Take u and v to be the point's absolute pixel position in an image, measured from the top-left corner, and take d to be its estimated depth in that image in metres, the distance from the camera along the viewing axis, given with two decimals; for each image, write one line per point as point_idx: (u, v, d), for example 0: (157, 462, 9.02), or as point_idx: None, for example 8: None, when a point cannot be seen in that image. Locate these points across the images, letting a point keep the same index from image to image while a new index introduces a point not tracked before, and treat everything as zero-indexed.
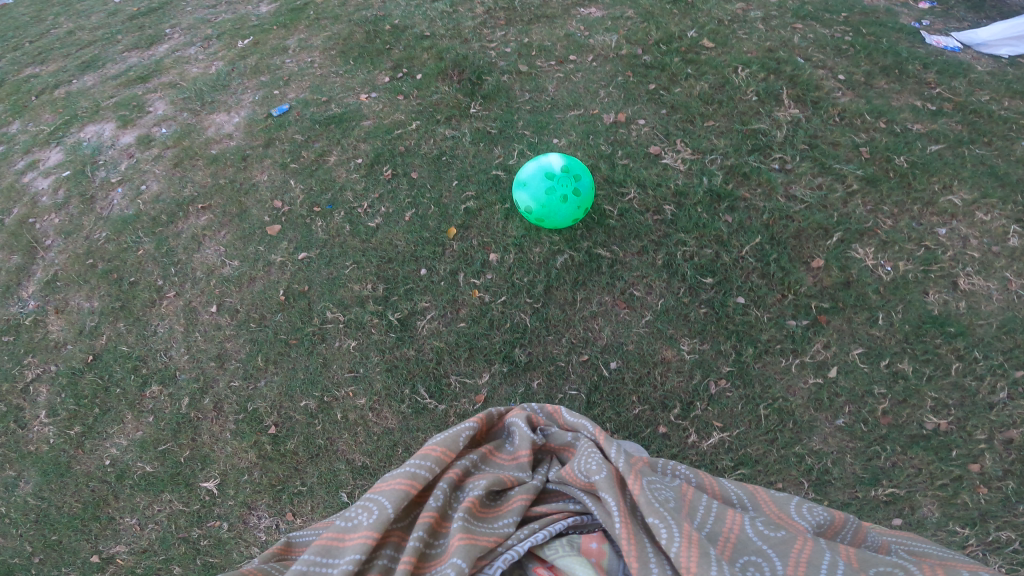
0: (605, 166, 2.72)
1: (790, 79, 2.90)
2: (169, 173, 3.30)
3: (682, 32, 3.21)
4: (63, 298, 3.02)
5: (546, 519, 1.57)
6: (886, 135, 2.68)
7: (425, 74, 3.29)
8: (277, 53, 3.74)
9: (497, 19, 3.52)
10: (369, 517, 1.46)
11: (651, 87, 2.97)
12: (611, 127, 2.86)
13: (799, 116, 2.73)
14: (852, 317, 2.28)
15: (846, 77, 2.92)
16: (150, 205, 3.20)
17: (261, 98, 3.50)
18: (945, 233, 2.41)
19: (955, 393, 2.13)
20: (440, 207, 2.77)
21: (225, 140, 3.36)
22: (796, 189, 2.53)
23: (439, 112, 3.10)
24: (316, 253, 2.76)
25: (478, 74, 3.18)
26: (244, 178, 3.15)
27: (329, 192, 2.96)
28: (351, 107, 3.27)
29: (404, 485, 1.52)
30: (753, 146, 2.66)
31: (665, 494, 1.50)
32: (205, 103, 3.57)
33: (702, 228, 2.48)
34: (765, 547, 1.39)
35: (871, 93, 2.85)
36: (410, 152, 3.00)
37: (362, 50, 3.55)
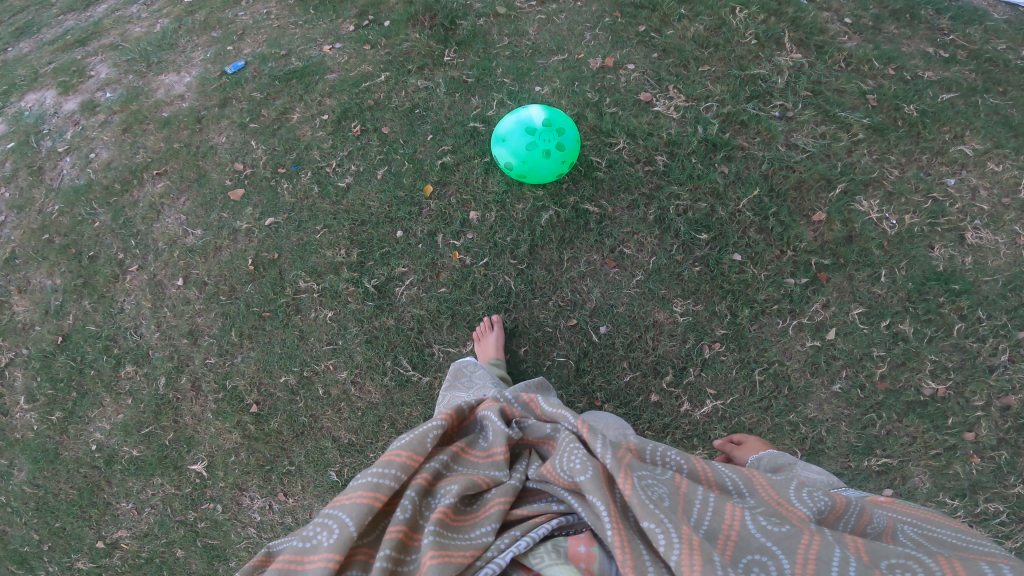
0: (592, 116, 2.52)
1: (792, 22, 2.58)
2: (119, 139, 3.13)
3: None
4: (24, 277, 2.84)
5: (528, 525, 1.41)
6: (895, 82, 2.43)
7: (393, 22, 2.97)
8: (228, 5, 3.39)
9: None
10: (329, 537, 1.27)
11: (640, 28, 2.68)
12: (598, 73, 2.65)
13: (801, 62, 2.49)
14: (854, 274, 2.16)
15: (853, 20, 2.56)
16: (102, 172, 3.02)
17: (213, 55, 3.25)
18: (954, 184, 2.26)
19: (955, 356, 2.09)
20: (415, 163, 2.55)
21: (176, 101, 3.18)
22: (798, 138, 2.35)
23: (410, 61, 2.86)
24: (284, 218, 2.57)
25: (451, 17, 2.88)
26: (200, 140, 2.97)
27: (294, 152, 2.75)
28: (314, 60, 3.04)
29: (368, 498, 1.32)
30: (751, 92, 2.45)
31: (658, 490, 1.31)
32: (150, 64, 3.32)
33: (696, 179, 2.30)
34: (769, 544, 1.22)
35: (879, 39, 2.51)
36: (381, 107, 2.77)
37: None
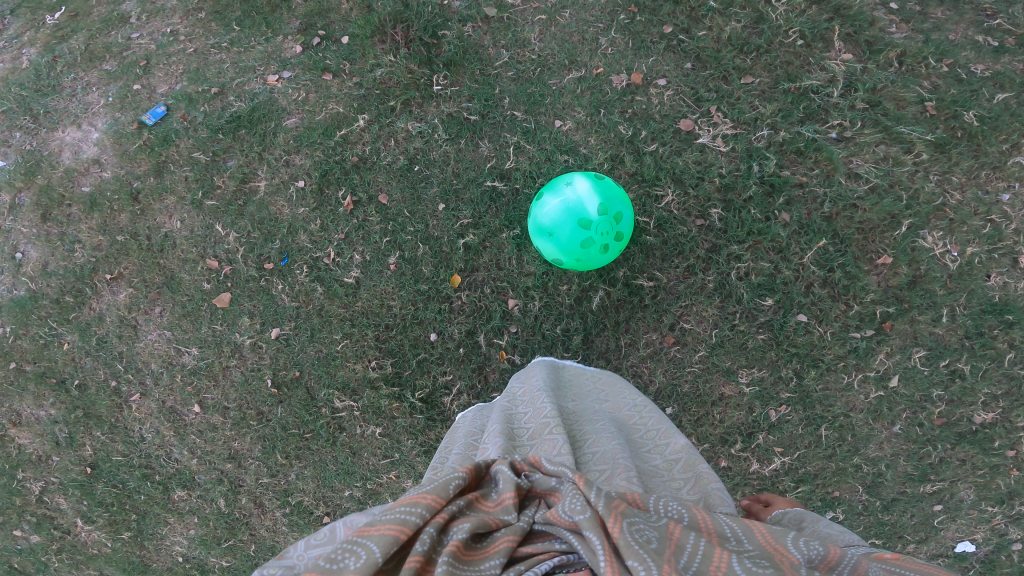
0: (629, 157, 2.18)
1: (836, 11, 2.28)
2: (42, 230, 2.60)
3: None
4: (10, 409, 2.51)
5: (532, 561, 1.09)
6: (951, 83, 2.21)
7: (352, 36, 2.44)
8: (115, 25, 2.73)
9: None
10: (356, 563, 0.98)
11: (665, 28, 2.30)
12: (625, 94, 2.26)
13: (854, 65, 2.24)
14: (916, 317, 2.16)
15: (898, 4, 2.26)
16: (41, 280, 2.55)
17: (119, 97, 2.67)
18: (1010, 201, 2.17)
19: (1004, 383, 2.14)
20: (431, 243, 2.20)
21: (93, 168, 2.61)
22: (858, 164, 2.21)
23: (390, 94, 2.33)
24: (291, 328, 2.30)
25: (431, 29, 2.38)
26: (148, 227, 2.49)
27: (277, 239, 2.33)
28: (260, 97, 2.47)
29: (396, 525, 1.02)
30: (805, 112, 2.23)
31: (648, 532, 1.05)
32: (38, 116, 2.71)
33: (757, 235, 2.15)
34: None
35: (927, 28, 2.24)
36: (369, 164, 2.28)
37: (245, 6, 2.60)
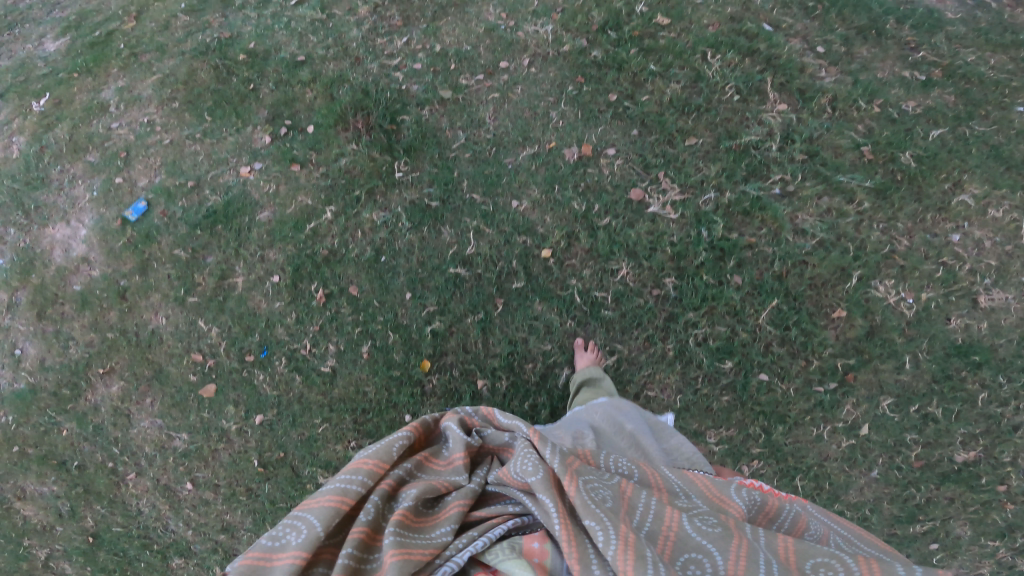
0: (583, 232, 2.35)
1: (768, 61, 2.96)
2: (38, 328, 2.76)
3: (600, 23, 2.98)
4: (16, 484, 2.55)
5: (486, 524, 1.37)
6: (884, 124, 2.75)
7: (318, 125, 2.78)
8: (97, 114, 3.20)
9: (391, 20, 3.12)
10: (296, 537, 1.23)
11: (611, 97, 2.65)
12: (577, 167, 2.46)
13: (789, 118, 2.71)
14: (879, 367, 2.27)
15: (824, 50, 3.18)
16: (39, 374, 2.69)
17: (102, 192, 2.95)
18: (960, 240, 2.48)
19: (982, 423, 2.21)
20: (400, 331, 2.35)
21: (83, 267, 2.83)
22: (803, 219, 2.47)
23: (357, 183, 2.58)
24: (274, 415, 2.43)
25: (391, 115, 2.71)
26: (136, 323, 2.68)
27: (256, 333, 2.52)
28: (234, 190, 2.75)
29: (335, 498, 1.30)
30: (748, 168, 2.54)
31: (602, 493, 1.32)
32: (30, 212, 3.00)
33: (712, 300, 2.29)
34: (704, 542, 1.25)
35: (854, 69, 3.13)
36: (338, 257, 2.49)
37: (217, 98, 2.99)
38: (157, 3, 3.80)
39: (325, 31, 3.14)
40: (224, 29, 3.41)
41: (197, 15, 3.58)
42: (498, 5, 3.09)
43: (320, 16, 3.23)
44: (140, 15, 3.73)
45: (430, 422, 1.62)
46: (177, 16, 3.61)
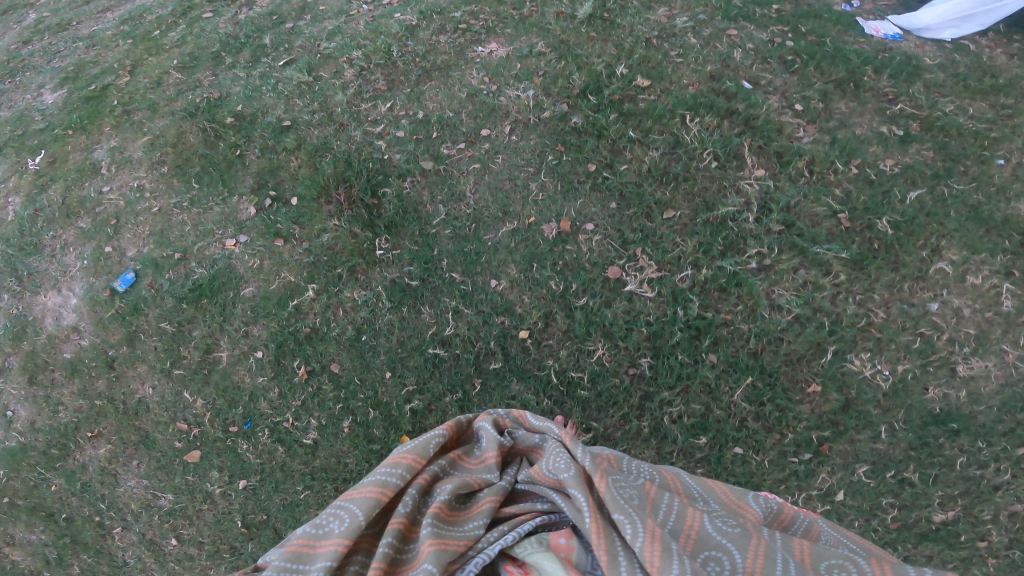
0: (561, 313, 2.47)
1: (747, 122, 2.99)
2: (29, 392, 2.80)
3: (581, 86, 3.04)
4: (4, 533, 2.54)
5: (515, 520, 1.62)
6: (863, 184, 2.91)
7: (300, 197, 2.89)
8: (88, 176, 3.22)
9: (375, 84, 3.18)
10: (340, 525, 1.52)
11: (590, 167, 2.77)
12: (556, 245, 2.61)
13: (767, 185, 2.78)
14: (855, 436, 2.31)
15: (803, 106, 3.16)
16: (29, 434, 2.71)
17: (93, 261, 3.01)
18: (938, 309, 2.54)
19: (960, 484, 2.21)
20: (381, 407, 2.42)
21: (73, 335, 2.88)
22: (779, 294, 2.55)
23: (338, 261, 2.70)
24: (257, 480, 2.44)
25: (372, 187, 2.82)
26: (123, 392, 2.72)
27: (240, 405, 2.57)
28: (219, 264, 2.85)
29: (376, 493, 1.58)
30: (725, 242, 2.64)
31: (629, 492, 1.56)
32: (22, 278, 3.05)
33: (687, 379, 2.37)
34: (724, 542, 1.49)
35: (832, 122, 3.14)
36: (320, 335, 2.60)
37: (205, 163, 3.08)
38: (151, 57, 3.84)
39: (310, 95, 3.20)
40: (213, 88, 3.43)
41: (189, 72, 3.63)
42: (481, 69, 3.20)
43: (306, 79, 3.28)
44: (134, 71, 3.78)
45: (464, 423, 1.91)
46: (169, 73, 3.65)
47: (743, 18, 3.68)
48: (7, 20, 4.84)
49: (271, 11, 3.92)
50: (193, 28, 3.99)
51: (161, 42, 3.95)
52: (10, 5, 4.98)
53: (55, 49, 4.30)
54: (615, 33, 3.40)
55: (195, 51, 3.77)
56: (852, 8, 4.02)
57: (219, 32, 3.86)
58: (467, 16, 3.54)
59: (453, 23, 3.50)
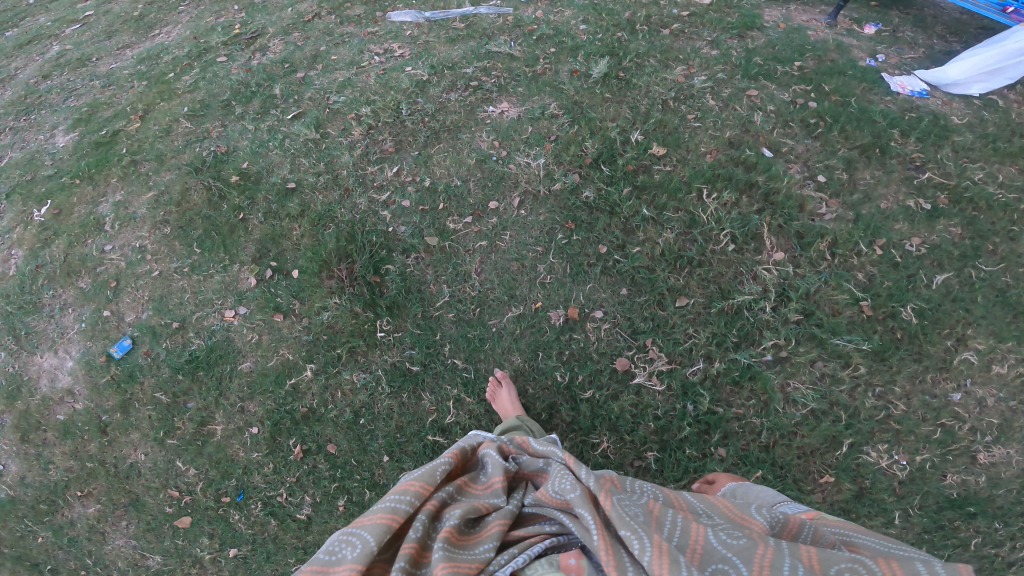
0: (566, 405, 2.42)
1: (767, 198, 2.93)
2: (19, 449, 2.71)
3: (593, 155, 2.98)
4: None
5: (525, 543, 1.61)
6: (887, 265, 2.79)
7: (301, 268, 2.85)
8: (91, 232, 3.17)
9: (383, 145, 3.13)
10: (353, 551, 1.48)
11: (601, 248, 2.73)
12: (563, 333, 2.57)
13: (786, 269, 2.71)
14: (868, 523, 2.19)
15: (827, 177, 3.08)
16: (18, 487, 2.62)
17: (90, 324, 2.96)
18: (960, 400, 2.42)
19: (974, 561, 2.10)
20: (376, 490, 2.34)
21: (67, 398, 2.81)
22: (795, 389, 2.45)
23: (338, 340, 2.65)
24: (249, 549, 2.32)
25: (375, 264, 2.78)
26: (115, 456, 2.63)
27: (233, 476, 2.47)
28: (217, 335, 2.80)
29: (387, 518, 1.55)
30: (740, 333, 2.57)
31: (633, 510, 1.53)
32: (19, 338, 3.00)
33: (694, 472, 2.28)
34: (730, 554, 1.41)
35: (859, 193, 3.06)
36: (317, 415, 2.53)
37: (207, 227, 3.04)
38: (163, 103, 3.74)
39: (317, 153, 3.14)
40: (220, 140, 3.36)
41: (198, 120, 3.53)
42: (491, 132, 3.13)
43: (313, 136, 3.21)
44: (146, 116, 3.67)
45: (468, 451, 1.92)
46: (178, 121, 3.55)
47: (764, 77, 3.59)
48: (30, 49, 4.80)
49: (283, 58, 3.87)
50: (206, 72, 3.94)
51: (175, 86, 3.87)
52: (36, 34, 4.96)
53: (72, 85, 4.21)
54: (631, 93, 3.31)
55: (206, 98, 3.68)
56: (877, 64, 3.98)
57: (231, 79, 3.80)
58: (479, 72, 3.48)
59: (465, 79, 3.43)
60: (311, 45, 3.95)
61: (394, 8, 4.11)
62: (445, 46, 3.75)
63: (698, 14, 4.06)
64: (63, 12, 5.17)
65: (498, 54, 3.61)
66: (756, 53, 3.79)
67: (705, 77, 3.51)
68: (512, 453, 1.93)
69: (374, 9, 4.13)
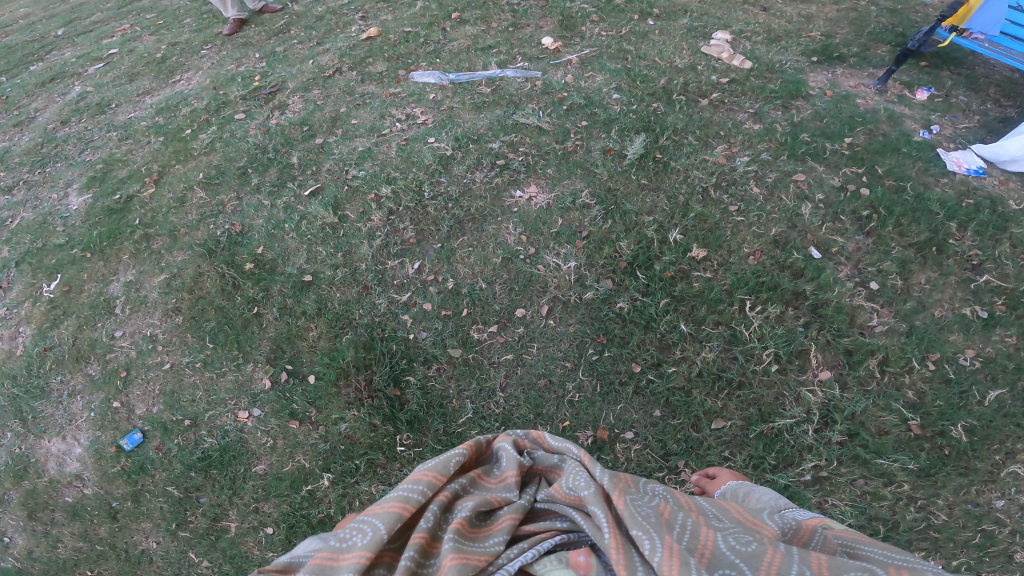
0: None
1: (814, 310, 2.76)
2: (26, 526, 2.60)
3: (629, 258, 2.85)
4: None
5: (535, 538, 1.43)
6: (939, 382, 2.57)
7: (318, 373, 2.75)
8: (101, 314, 3.07)
9: (405, 237, 3.02)
10: (363, 538, 1.33)
11: (635, 367, 2.60)
12: (593, 454, 2.41)
13: (832, 394, 2.52)
14: None
15: (878, 285, 2.86)
16: (25, 563, 2.51)
17: (99, 414, 2.84)
18: (1004, 506, 2.26)
19: None
20: None
21: (75, 482, 2.68)
22: (832, 504, 2.27)
23: (356, 450, 2.53)
24: None
25: (395, 376, 2.68)
26: (126, 541, 2.49)
27: (249, 572, 2.34)
28: (230, 435, 2.67)
29: (399, 506, 1.41)
30: (779, 456, 2.39)
31: (645, 510, 1.39)
32: (26, 421, 2.87)
33: None
34: (738, 560, 1.27)
35: (913, 299, 2.83)
36: (334, 522, 2.40)
37: (221, 318, 2.94)
38: (178, 164, 3.59)
39: (334, 241, 3.04)
40: (235, 215, 3.24)
41: (213, 190, 3.38)
42: (518, 224, 2.98)
43: (331, 220, 3.10)
44: (160, 180, 3.52)
45: (483, 442, 1.75)
46: (193, 189, 3.40)
47: (812, 157, 3.42)
48: (52, 88, 4.70)
49: (301, 119, 3.74)
50: (223, 130, 3.79)
51: (190, 145, 3.71)
52: (59, 70, 4.90)
53: (89, 136, 4.07)
54: (670, 175, 3.16)
55: (222, 162, 3.53)
56: (932, 136, 3.73)
57: (247, 140, 3.64)
58: (506, 147, 3.32)
59: (491, 156, 3.27)
60: (331, 104, 3.83)
61: (417, 67, 4.06)
62: (469, 113, 3.61)
63: (739, 80, 3.99)
64: (89, 48, 5.18)
65: (526, 126, 3.46)
66: (803, 128, 3.62)
67: (748, 155, 3.35)
68: (530, 444, 1.75)
69: (397, 67, 4.09)
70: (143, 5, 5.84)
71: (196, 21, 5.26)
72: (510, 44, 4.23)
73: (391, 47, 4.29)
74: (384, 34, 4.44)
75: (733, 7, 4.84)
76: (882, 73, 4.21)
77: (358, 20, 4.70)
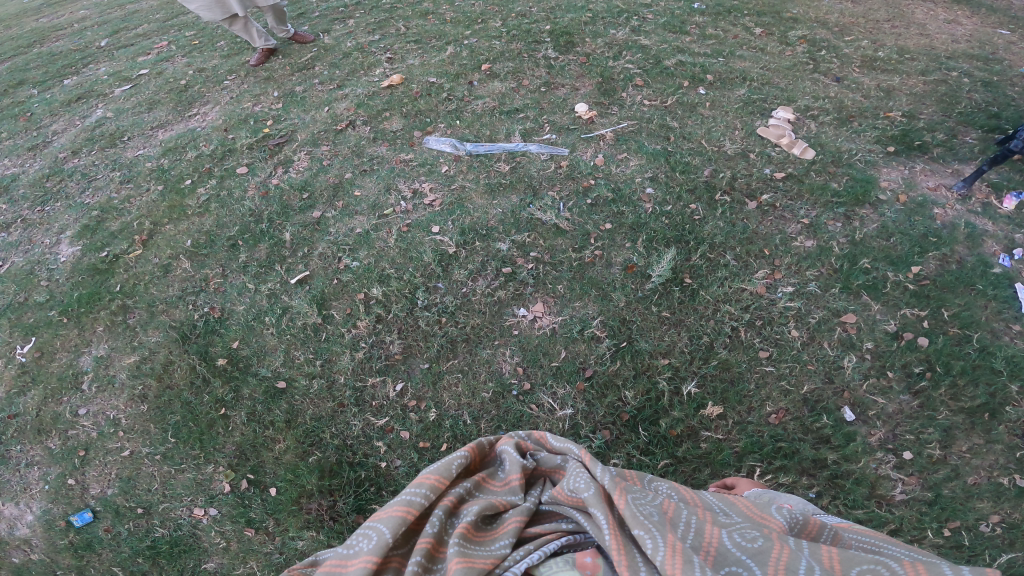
0: None
1: (832, 479, 2.28)
2: None
3: (633, 409, 2.48)
4: None
5: (541, 540, 1.52)
6: (950, 547, 2.10)
7: (280, 488, 2.42)
8: (67, 386, 2.85)
9: (389, 351, 2.75)
10: (369, 543, 1.42)
11: None
12: None
13: None
14: None
15: (912, 455, 2.34)
16: None
17: (54, 487, 2.53)
18: None
19: None
20: None
21: (23, 547, 2.38)
22: None
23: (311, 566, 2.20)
24: None
25: (360, 505, 2.35)
26: None
27: None
28: (183, 529, 2.35)
29: (402, 511, 1.49)
30: None
31: (648, 508, 1.48)
32: None
33: None
34: (744, 557, 1.36)
35: (950, 464, 2.31)
36: None
37: (185, 413, 2.66)
38: (169, 225, 3.40)
39: (314, 345, 2.80)
40: (216, 296, 3.04)
41: (199, 261, 3.19)
42: (517, 351, 2.69)
43: (316, 322, 2.86)
44: (149, 240, 3.35)
45: (485, 446, 1.83)
46: (179, 258, 3.22)
47: (869, 290, 2.89)
48: (76, 108, 4.59)
49: (303, 182, 3.47)
50: (222, 186, 3.56)
51: (186, 202, 3.50)
52: (88, 88, 4.79)
53: (93, 172, 3.91)
54: (688, 313, 2.76)
55: (213, 228, 3.32)
56: (1013, 263, 3.07)
57: (244, 204, 3.41)
58: (516, 250, 3.01)
59: (498, 260, 2.98)
60: (337, 166, 3.55)
61: (435, 129, 3.72)
62: (482, 197, 3.27)
63: (797, 175, 3.49)
64: (122, 64, 5.07)
65: (542, 223, 3.12)
66: (862, 249, 3.08)
67: (791, 284, 2.90)
68: (531, 447, 1.84)
69: (414, 125, 3.77)
70: (187, 20, 5.72)
71: (228, 44, 5.06)
72: (540, 107, 3.86)
73: (411, 100, 3.97)
74: (407, 82, 4.14)
75: (800, 77, 4.33)
76: (968, 171, 3.58)
77: (384, 61, 4.42)
